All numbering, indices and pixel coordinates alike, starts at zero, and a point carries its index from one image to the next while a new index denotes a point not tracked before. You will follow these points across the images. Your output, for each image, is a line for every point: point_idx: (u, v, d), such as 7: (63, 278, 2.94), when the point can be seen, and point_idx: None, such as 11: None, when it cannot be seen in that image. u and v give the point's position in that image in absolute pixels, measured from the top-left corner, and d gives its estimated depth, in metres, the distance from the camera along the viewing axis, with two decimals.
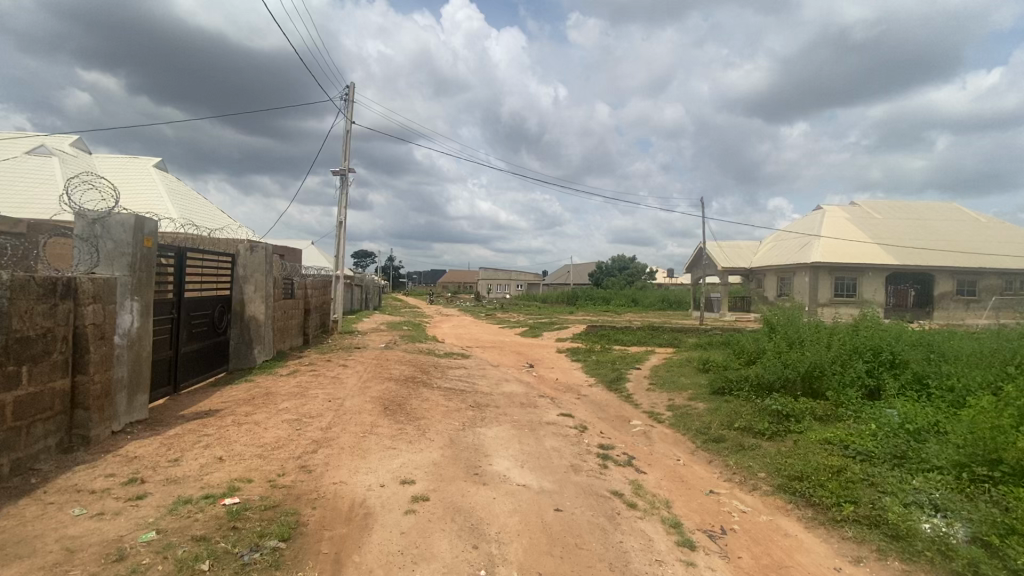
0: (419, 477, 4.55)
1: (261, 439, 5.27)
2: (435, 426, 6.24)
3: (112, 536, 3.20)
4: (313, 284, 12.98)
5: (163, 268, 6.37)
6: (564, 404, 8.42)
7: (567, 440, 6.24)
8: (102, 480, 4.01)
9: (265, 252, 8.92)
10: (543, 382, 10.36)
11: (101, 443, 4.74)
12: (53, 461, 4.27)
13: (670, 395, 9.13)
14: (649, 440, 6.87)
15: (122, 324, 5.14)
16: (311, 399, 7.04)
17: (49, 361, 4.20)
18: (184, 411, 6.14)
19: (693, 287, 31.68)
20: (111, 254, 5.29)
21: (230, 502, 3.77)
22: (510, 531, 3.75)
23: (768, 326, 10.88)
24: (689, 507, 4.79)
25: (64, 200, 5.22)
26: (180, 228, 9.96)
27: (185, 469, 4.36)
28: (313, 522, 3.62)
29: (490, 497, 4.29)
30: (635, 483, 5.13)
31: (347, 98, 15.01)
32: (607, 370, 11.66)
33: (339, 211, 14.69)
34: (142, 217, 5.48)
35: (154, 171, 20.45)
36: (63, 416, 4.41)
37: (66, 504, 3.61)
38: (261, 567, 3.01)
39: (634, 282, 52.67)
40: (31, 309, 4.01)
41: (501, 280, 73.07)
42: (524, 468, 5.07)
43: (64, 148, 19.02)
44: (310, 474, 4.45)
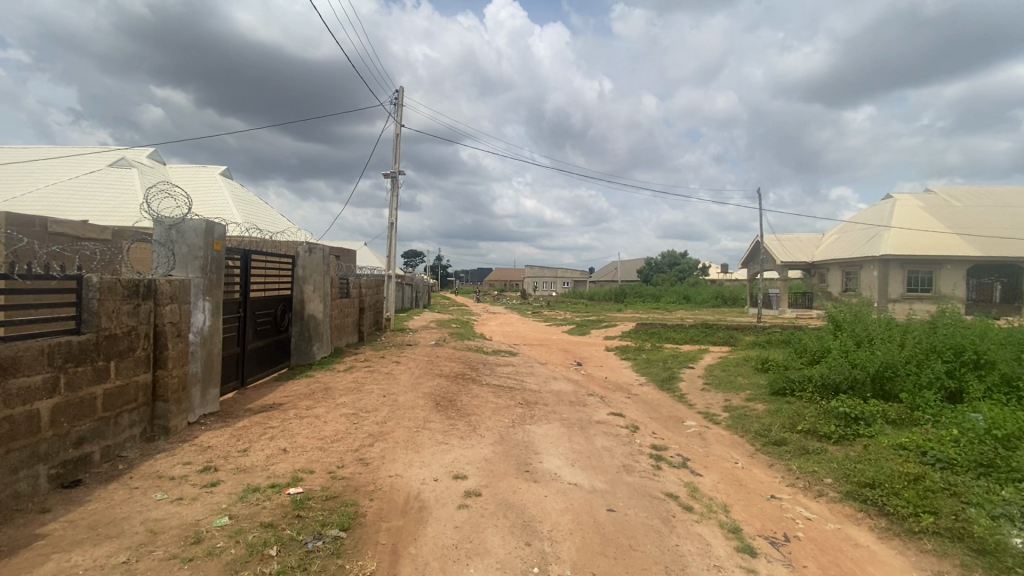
0: (471, 473, 4.61)
1: (321, 432, 5.51)
2: (485, 422, 6.30)
3: (190, 520, 3.44)
4: (366, 283, 13.43)
5: (231, 270, 6.78)
6: (615, 403, 8.28)
7: (618, 440, 6.13)
8: (180, 468, 4.33)
9: (323, 253, 9.31)
10: (592, 380, 10.23)
11: (179, 433, 5.11)
12: (138, 449, 4.64)
13: (726, 396, 8.77)
14: (705, 442, 6.64)
15: (196, 323, 5.51)
16: (367, 394, 7.29)
17: (133, 357, 4.56)
18: (251, 404, 6.51)
19: (750, 283, 30.28)
20: (185, 257, 5.65)
21: (293, 491, 3.95)
22: (563, 530, 3.72)
23: (833, 323, 10.26)
24: (749, 512, 4.59)
25: (144, 208, 5.63)
26: (246, 233, 10.58)
27: (253, 459, 4.62)
28: (371, 514, 3.74)
29: (542, 494, 4.28)
30: (691, 485, 4.97)
31: (397, 102, 15.43)
32: (659, 368, 11.38)
33: (390, 212, 15.13)
34: (212, 223, 5.85)
35: (220, 179, 21.77)
36: (145, 407, 4.78)
37: (149, 489, 3.92)
38: (324, 555, 3.15)
39: (685, 278, 51.13)
40: (118, 308, 4.36)
41: (548, 278, 72.80)
42: (575, 467, 5.02)
43: (142, 160, 20.62)
44: (367, 467, 4.61)
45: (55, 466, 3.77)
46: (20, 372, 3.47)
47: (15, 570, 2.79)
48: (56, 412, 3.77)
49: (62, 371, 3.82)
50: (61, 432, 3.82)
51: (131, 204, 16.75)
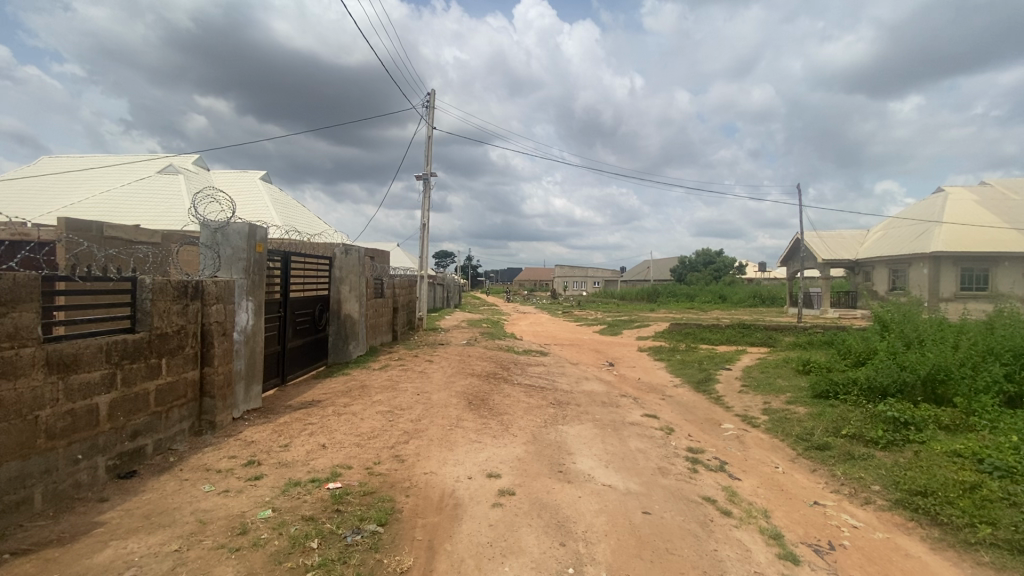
0: (505, 471, 4.63)
1: (358, 428, 5.63)
2: (518, 421, 6.31)
3: (236, 512, 3.58)
4: (399, 284, 13.67)
5: (272, 271, 7.02)
6: (649, 405, 8.15)
7: (653, 442, 6.03)
8: (226, 461, 4.51)
9: (358, 254, 9.52)
10: (625, 382, 10.10)
11: (225, 428, 5.32)
12: (187, 442, 4.85)
13: (766, 398, 8.50)
14: (743, 445, 6.45)
15: (240, 322, 5.73)
16: (401, 392, 7.42)
17: (183, 354, 4.78)
18: (291, 401, 6.72)
19: (790, 282, 29.25)
20: (230, 259, 5.87)
21: (332, 486, 4.06)
22: (598, 531, 3.69)
23: (880, 323, 9.80)
24: (791, 518, 4.44)
25: (192, 213, 5.88)
26: (286, 235, 10.93)
27: (294, 454, 4.77)
28: (407, 510, 3.80)
29: (576, 495, 4.26)
30: (729, 489, 4.84)
31: (428, 105, 15.63)
32: (694, 370, 11.14)
33: (422, 213, 15.34)
34: (255, 226, 6.04)
35: (259, 184, 22.53)
36: (194, 403, 5.00)
37: (198, 481, 4.10)
38: (363, 549, 3.22)
39: (721, 277, 49.90)
40: (169, 308, 4.57)
41: (579, 278, 72.33)
42: (609, 468, 4.98)
43: (187, 166, 21.53)
44: (403, 463, 4.69)
45: (112, 457, 3.99)
46: (81, 369, 3.69)
47: (79, 555, 2.97)
48: (112, 406, 3.98)
49: (118, 367, 4.03)
50: (117, 425, 4.03)
51: (178, 209, 17.53)
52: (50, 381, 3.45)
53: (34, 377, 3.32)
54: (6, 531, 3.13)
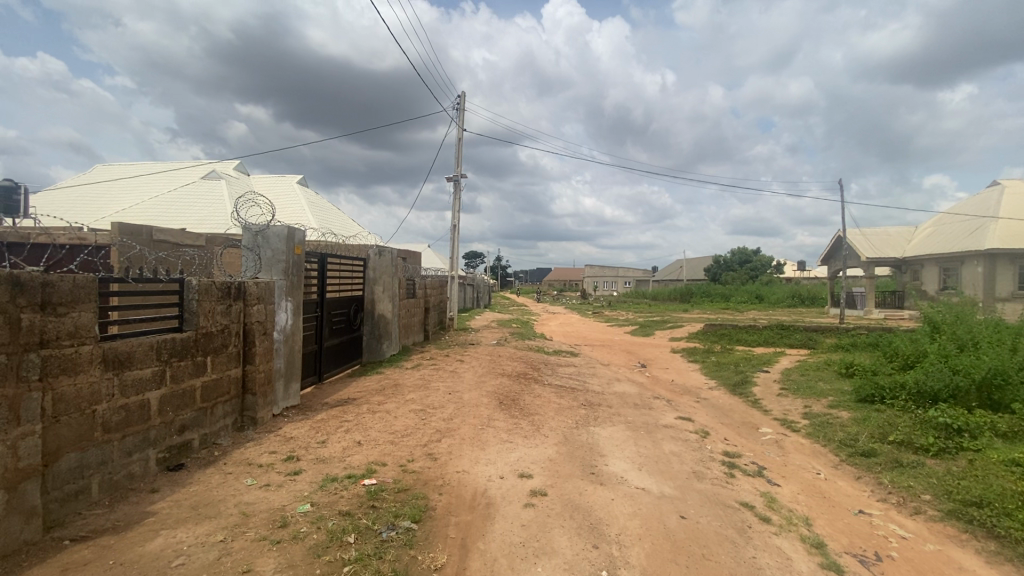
0: (537, 472, 4.63)
1: (392, 426, 5.74)
2: (549, 422, 6.30)
3: (277, 505, 3.70)
4: (431, 284, 13.85)
5: (309, 273, 7.22)
6: (683, 407, 7.99)
7: (687, 445, 5.91)
8: (267, 456, 4.67)
9: (391, 255, 9.69)
10: (658, 383, 9.94)
11: (265, 424, 5.51)
12: (230, 437, 5.05)
13: (806, 402, 8.20)
14: (783, 450, 6.24)
15: (279, 322, 5.92)
16: (433, 391, 7.51)
17: (226, 352, 4.98)
18: (328, 399, 6.90)
19: (831, 282, 28.16)
20: (270, 261, 6.08)
21: (368, 483, 4.15)
22: (632, 534, 3.65)
23: (931, 325, 9.33)
24: (834, 527, 4.28)
25: (234, 216, 6.10)
26: (322, 237, 11.23)
27: (331, 450, 4.90)
28: (440, 507, 3.85)
29: (609, 497, 4.22)
30: (768, 495, 4.70)
31: (459, 106, 15.78)
32: (729, 372, 10.85)
33: (453, 214, 15.51)
34: (293, 229, 6.22)
35: (296, 188, 23.22)
36: (237, 399, 5.20)
37: (241, 474, 4.26)
38: (397, 545, 3.27)
39: (757, 277, 48.50)
40: (213, 308, 4.76)
41: (610, 279, 71.65)
42: (642, 471, 4.91)
43: (228, 172, 22.38)
44: (435, 462, 4.75)
45: (161, 450, 4.18)
46: (133, 366, 3.88)
47: (132, 542, 3.13)
48: (162, 402, 4.17)
49: (167, 365, 4.22)
50: (167, 420, 4.23)
51: (221, 214, 18.25)
52: (106, 377, 3.64)
53: (92, 373, 3.52)
54: (66, 519, 3.33)
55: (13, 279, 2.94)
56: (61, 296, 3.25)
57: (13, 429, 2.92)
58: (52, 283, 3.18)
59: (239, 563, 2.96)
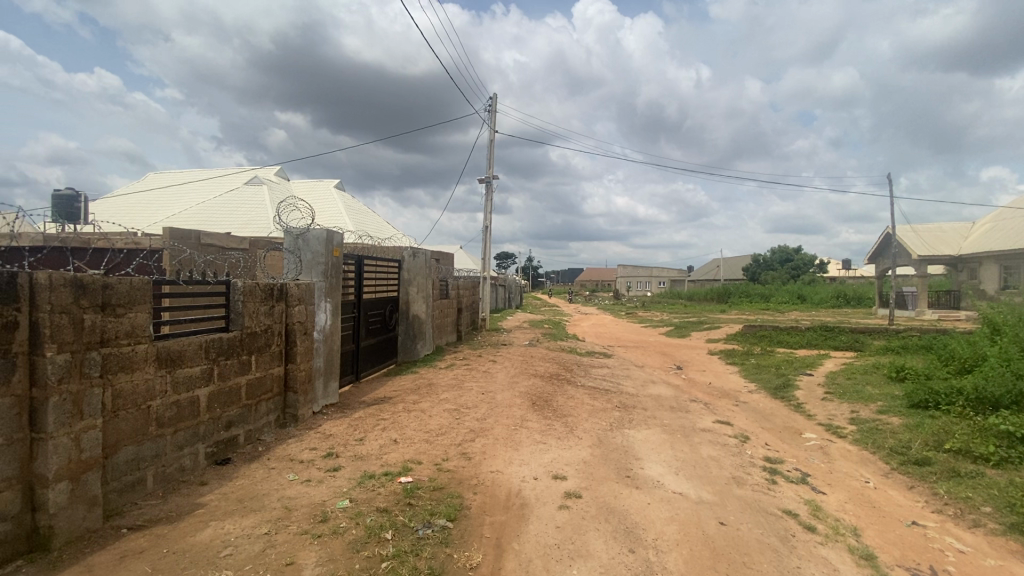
0: (571, 474, 4.60)
1: (427, 425, 5.81)
2: (582, 424, 6.25)
3: (318, 500, 3.81)
4: (464, 285, 13.99)
5: (346, 275, 7.39)
6: (721, 411, 7.78)
7: (726, 450, 5.75)
8: (308, 452, 4.81)
9: (424, 257, 9.81)
10: (694, 386, 9.72)
11: (306, 422, 5.69)
12: (273, 434, 5.23)
13: (853, 407, 7.84)
14: (828, 457, 5.99)
15: (319, 322, 6.10)
16: (466, 391, 7.57)
17: (269, 352, 5.17)
18: (365, 397, 7.06)
19: (880, 281, 26.86)
20: (310, 263, 6.26)
21: (404, 480, 4.22)
22: (669, 540, 3.58)
23: (991, 327, 8.77)
24: (885, 538, 4.08)
25: (276, 221, 6.31)
26: (358, 240, 11.50)
27: (368, 448, 5.01)
28: (475, 506, 3.88)
29: (645, 501, 4.15)
30: (813, 503, 4.52)
31: (491, 108, 15.88)
32: (770, 375, 10.50)
33: (485, 215, 15.61)
34: (332, 232, 6.38)
35: (333, 192, 23.83)
36: (279, 397, 5.39)
37: (283, 470, 4.40)
38: (433, 543, 3.32)
39: (799, 276, 46.79)
40: (257, 309, 4.95)
41: (644, 279, 70.60)
42: (679, 475, 4.81)
43: (270, 178, 23.21)
44: (470, 461, 4.79)
45: (210, 445, 4.37)
46: (184, 364, 4.07)
47: (184, 532, 3.29)
48: (210, 398, 4.36)
49: (215, 363, 4.41)
50: (215, 416, 4.42)
51: (263, 218, 18.93)
52: (160, 374, 3.84)
53: (147, 370, 3.70)
54: (124, 508, 3.53)
55: (76, 281, 3.13)
56: (120, 298, 3.44)
57: (77, 423, 3.11)
58: (111, 285, 3.37)
59: (283, 555, 3.06)
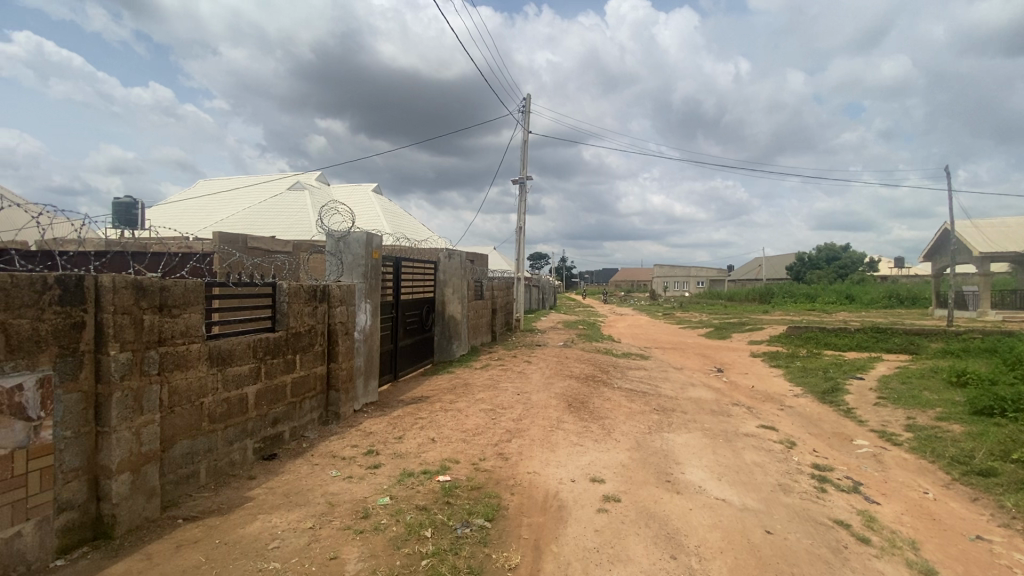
0: (609, 477, 4.54)
1: (464, 425, 5.86)
2: (620, 426, 6.17)
3: (359, 497, 3.90)
4: (498, 286, 14.06)
5: (385, 276, 7.54)
6: (764, 415, 7.52)
7: (771, 456, 5.56)
8: (349, 449, 4.94)
9: (460, 258, 9.91)
10: (736, 389, 9.44)
11: (347, 419, 5.83)
12: (317, 431, 5.39)
13: (909, 413, 7.42)
14: (882, 465, 5.69)
15: (359, 323, 6.26)
16: (502, 391, 7.60)
17: (312, 351, 5.33)
18: (403, 396, 7.19)
19: (937, 279, 25.31)
20: (351, 265, 6.41)
21: (443, 479, 4.27)
22: (713, 547, 3.48)
23: None
24: (946, 553, 3.84)
25: (319, 223, 6.49)
26: (396, 242, 11.73)
27: (407, 446, 5.10)
28: (513, 507, 3.88)
29: (686, 507, 4.05)
30: (866, 514, 4.30)
31: (525, 109, 15.93)
32: (817, 378, 10.06)
33: (520, 216, 15.64)
34: (372, 234, 6.51)
35: (371, 195, 24.38)
36: (322, 395, 5.55)
37: (327, 466, 4.54)
38: (472, 542, 3.34)
39: (847, 275, 44.70)
40: (302, 309, 5.12)
41: (681, 279, 69.11)
42: (722, 481, 4.67)
43: (311, 183, 23.98)
44: (507, 461, 4.80)
45: (258, 440, 4.55)
46: (234, 362, 4.25)
47: (235, 524, 3.43)
48: (258, 396, 4.53)
49: (262, 362, 4.58)
50: (263, 413, 4.60)
51: (304, 222, 19.55)
52: (212, 372, 4.02)
53: (200, 368, 3.88)
54: (179, 499, 3.71)
55: (136, 284, 3.30)
56: (175, 299, 3.61)
57: (137, 417, 3.29)
58: (168, 287, 3.54)
59: (327, 550, 3.15)
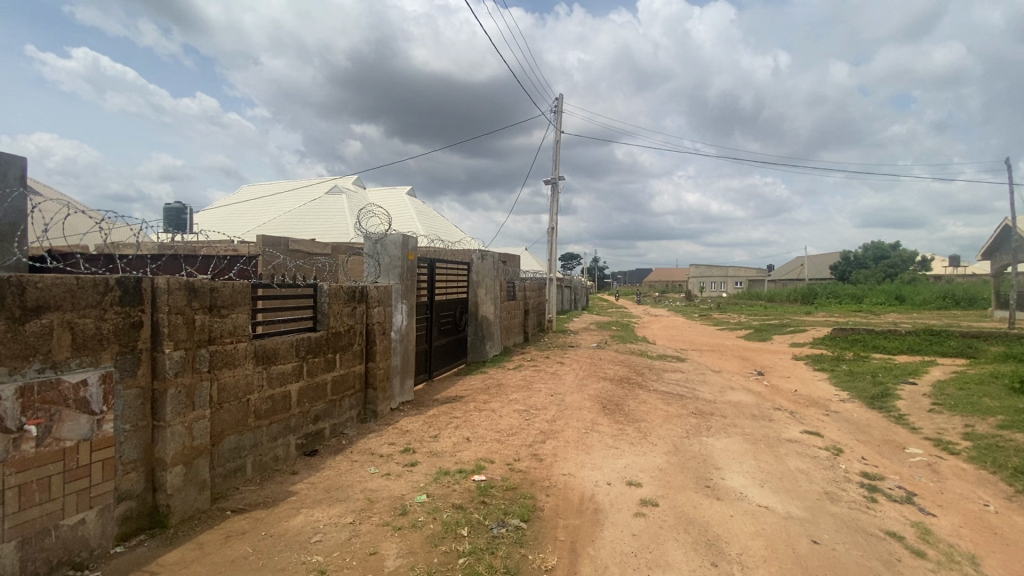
0: (646, 481, 4.47)
1: (498, 425, 5.89)
2: (656, 430, 6.06)
3: (397, 494, 3.97)
4: (530, 287, 14.07)
5: (420, 277, 7.65)
6: (809, 421, 7.24)
7: (817, 463, 5.35)
8: (387, 447, 5.04)
9: (493, 259, 9.95)
10: (777, 393, 9.14)
11: (384, 417, 5.95)
12: (355, 428, 5.53)
13: (967, 421, 7.00)
14: (937, 475, 5.39)
15: (396, 323, 6.38)
16: (536, 392, 7.61)
17: (351, 350, 5.47)
18: (437, 395, 7.28)
19: (997, 279, 23.76)
20: (388, 267, 6.54)
21: (478, 478, 4.30)
22: (755, 556, 3.38)
23: None
24: (1012, 570, 3.60)
25: (357, 226, 6.65)
26: (430, 244, 11.88)
27: (443, 445, 5.16)
28: (549, 509, 3.87)
29: (727, 513, 3.94)
30: (921, 526, 4.08)
31: (557, 109, 15.88)
32: (866, 383, 9.61)
33: (552, 217, 15.60)
34: (408, 236, 6.61)
35: (405, 198, 24.82)
36: (360, 393, 5.68)
37: (365, 462, 4.64)
38: (508, 542, 3.35)
39: (897, 275, 42.60)
40: (341, 310, 5.25)
41: (718, 279, 67.50)
42: (764, 488, 4.53)
43: (348, 187, 24.62)
44: (542, 463, 4.80)
45: (300, 437, 4.69)
46: (278, 361, 4.40)
47: (279, 518, 3.55)
48: (301, 393, 4.68)
49: (304, 361, 4.73)
50: (305, 410, 4.74)
51: (342, 225, 20.07)
52: (258, 370, 4.18)
53: (247, 366, 4.04)
54: (228, 492, 3.86)
55: (189, 285, 3.47)
56: (224, 300, 3.77)
57: (189, 413, 3.45)
58: (218, 288, 3.70)
59: (367, 545, 3.22)
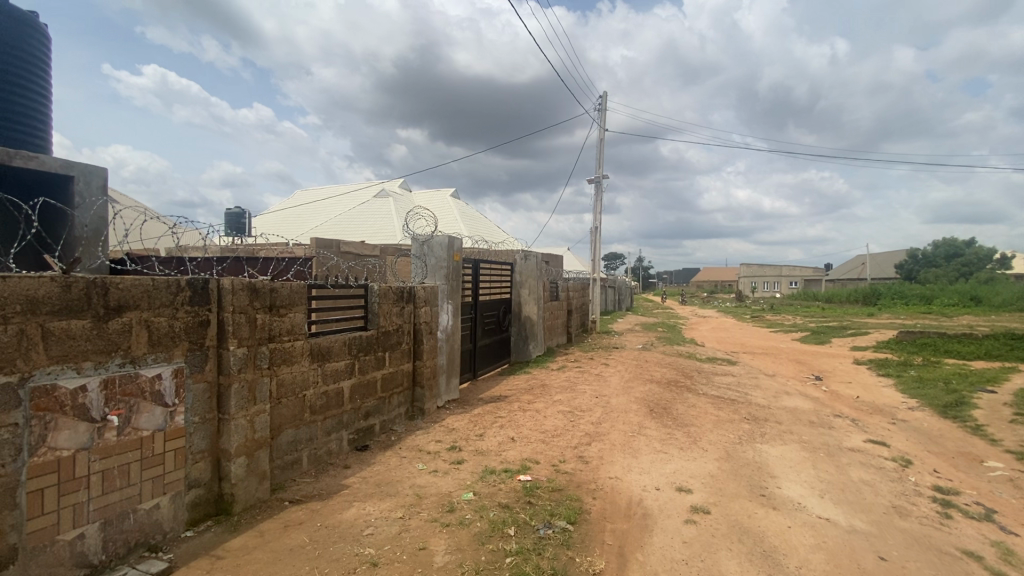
0: (697, 488, 4.34)
1: (543, 425, 5.88)
2: (706, 434, 5.88)
3: (445, 491, 4.05)
4: (574, 287, 14.01)
5: (464, 277, 7.75)
6: (873, 429, 6.81)
7: (882, 474, 5.03)
8: (434, 444, 5.14)
9: (536, 259, 9.94)
10: (837, 399, 8.65)
11: (431, 415, 6.08)
12: (403, 424, 5.67)
13: None
14: (1022, 492, 4.94)
15: (442, 322, 6.50)
16: (580, 393, 7.55)
17: (400, 349, 5.61)
18: (482, 395, 7.35)
19: None
20: (435, 267, 6.66)
21: (523, 479, 4.31)
22: (815, 569, 3.22)
23: None
24: None
25: (405, 228, 6.80)
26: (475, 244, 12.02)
27: (488, 444, 5.20)
28: (595, 512, 3.83)
29: (784, 524, 3.78)
30: (1003, 546, 3.76)
31: (601, 107, 15.71)
32: (937, 390, 8.95)
33: (596, 216, 15.46)
34: (454, 237, 6.70)
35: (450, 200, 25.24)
36: (408, 391, 5.82)
37: (413, 459, 4.75)
38: (555, 544, 3.34)
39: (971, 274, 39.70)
40: (390, 309, 5.40)
41: (771, 279, 64.84)
42: (824, 499, 4.30)
43: (395, 189, 25.28)
44: (587, 465, 4.75)
45: (352, 432, 4.86)
46: (331, 359, 4.57)
47: (333, 510, 3.68)
48: (352, 390, 4.84)
49: (356, 359, 4.89)
50: (356, 406, 4.90)
51: (389, 226, 20.64)
52: (313, 367, 4.36)
53: (303, 364, 4.23)
54: (285, 483, 4.05)
55: (251, 286, 3.65)
56: (282, 300, 3.95)
57: (251, 406, 3.64)
58: (277, 289, 3.87)
59: (417, 539, 3.30)
